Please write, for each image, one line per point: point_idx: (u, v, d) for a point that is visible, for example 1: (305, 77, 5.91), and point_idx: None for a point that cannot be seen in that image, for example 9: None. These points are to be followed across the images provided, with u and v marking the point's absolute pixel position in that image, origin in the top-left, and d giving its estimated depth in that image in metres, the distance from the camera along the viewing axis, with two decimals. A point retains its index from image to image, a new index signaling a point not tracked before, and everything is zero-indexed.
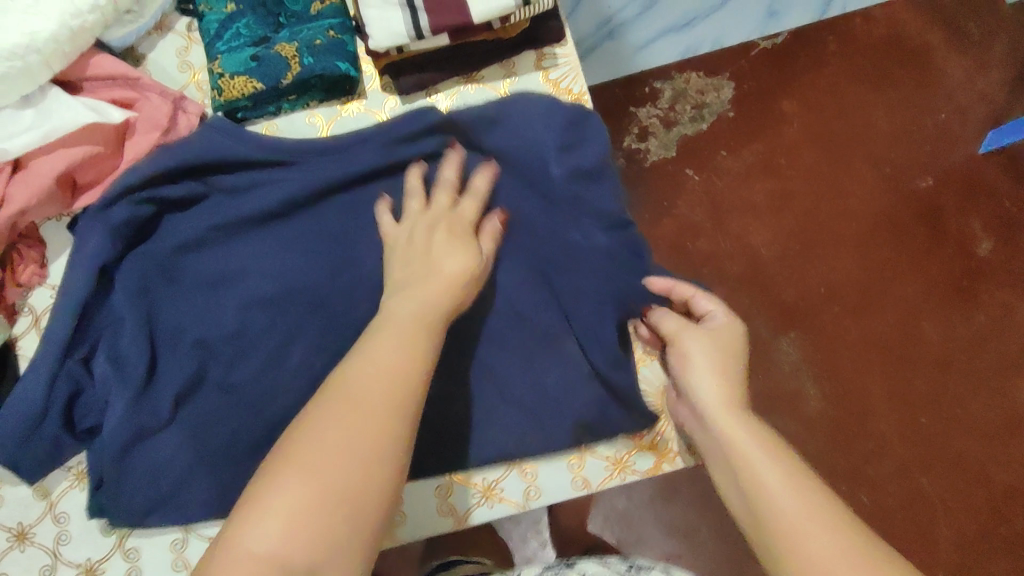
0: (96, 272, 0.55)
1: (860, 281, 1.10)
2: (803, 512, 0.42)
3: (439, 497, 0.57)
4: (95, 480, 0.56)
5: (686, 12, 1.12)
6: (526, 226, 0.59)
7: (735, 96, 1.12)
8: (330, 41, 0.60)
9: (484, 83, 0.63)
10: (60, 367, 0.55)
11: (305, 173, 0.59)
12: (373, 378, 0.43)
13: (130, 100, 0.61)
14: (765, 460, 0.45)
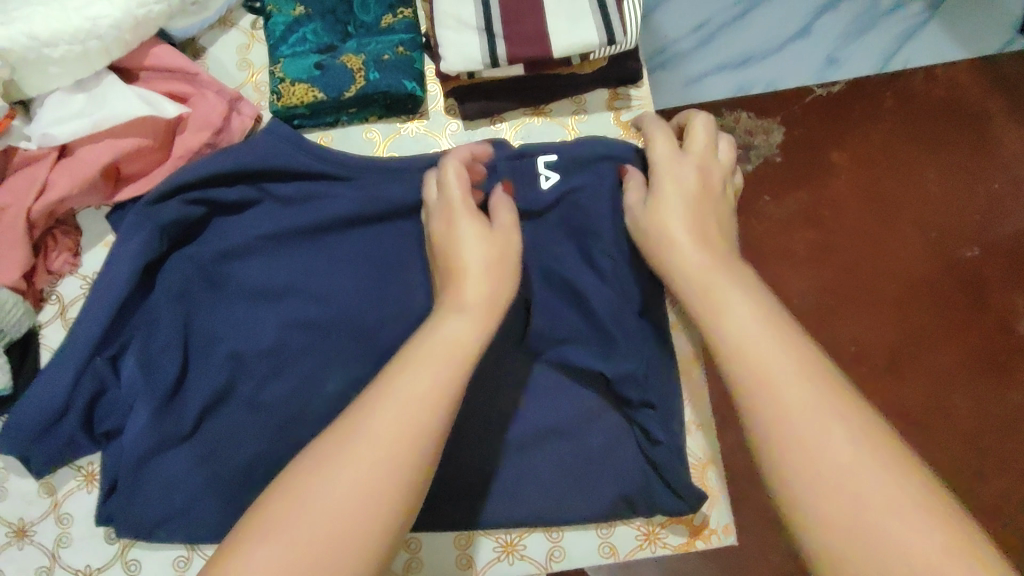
0: (140, 269, 0.54)
1: (892, 344, 1.06)
2: (828, 437, 0.36)
3: (459, 548, 0.55)
4: (108, 486, 0.54)
5: (743, 50, 1.09)
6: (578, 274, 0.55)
7: (787, 143, 1.09)
8: (398, 57, 0.58)
9: (552, 116, 0.61)
10: (85, 367, 0.53)
11: (363, 192, 0.58)
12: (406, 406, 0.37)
13: (185, 95, 0.59)
14: (785, 364, 0.38)
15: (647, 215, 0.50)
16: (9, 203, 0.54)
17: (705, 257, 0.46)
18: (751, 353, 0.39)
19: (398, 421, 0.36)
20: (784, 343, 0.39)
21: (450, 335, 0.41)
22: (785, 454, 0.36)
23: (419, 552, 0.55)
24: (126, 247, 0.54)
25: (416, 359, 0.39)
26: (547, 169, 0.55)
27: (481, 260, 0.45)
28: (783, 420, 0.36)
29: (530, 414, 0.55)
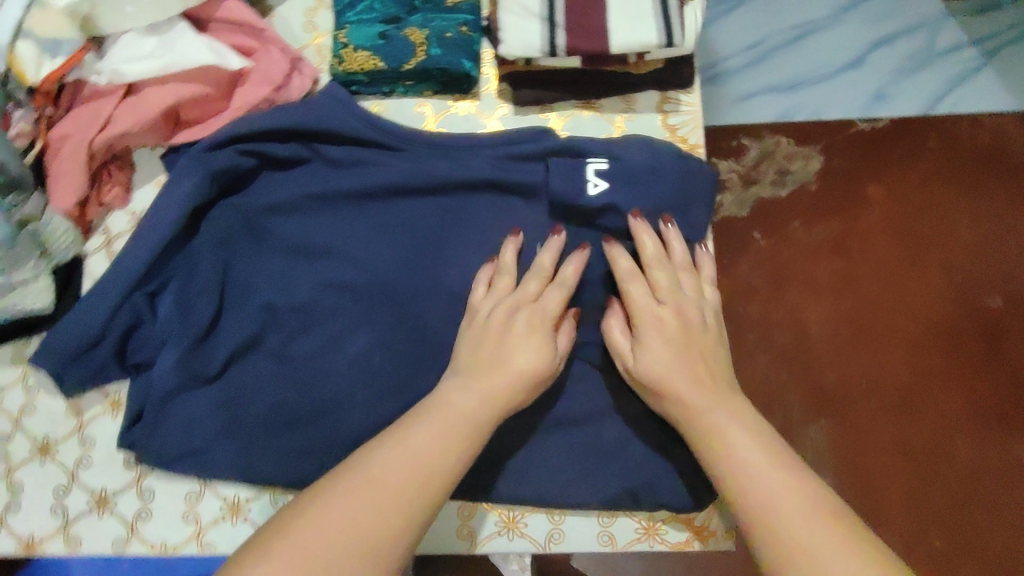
0: (188, 211, 0.56)
1: (904, 381, 1.05)
2: (779, 484, 0.44)
3: (461, 518, 0.56)
4: (133, 415, 0.55)
5: (792, 75, 1.10)
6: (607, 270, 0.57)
7: (823, 172, 1.09)
8: (460, 37, 0.60)
9: (602, 112, 0.62)
10: (124, 299, 0.55)
11: (410, 163, 0.59)
12: (403, 467, 0.44)
13: (250, 49, 0.60)
14: (745, 434, 0.48)
15: (639, 366, 0.52)
16: (71, 132, 0.56)
17: (667, 351, 0.52)
18: (711, 402, 0.50)
19: (414, 457, 0.45)
20: (738, 416, 0.49)
21: (465, 409, 0.49)
22: (754, 503, 0.44)
23: None
24: (178, 188, 0.56)
25: (435, 420, 0.47)
26: (596, 177, 0.57)
27: (524, 367, 0.51)
28: (750, 487, 0.45)
29: (549, 399, 0.56)
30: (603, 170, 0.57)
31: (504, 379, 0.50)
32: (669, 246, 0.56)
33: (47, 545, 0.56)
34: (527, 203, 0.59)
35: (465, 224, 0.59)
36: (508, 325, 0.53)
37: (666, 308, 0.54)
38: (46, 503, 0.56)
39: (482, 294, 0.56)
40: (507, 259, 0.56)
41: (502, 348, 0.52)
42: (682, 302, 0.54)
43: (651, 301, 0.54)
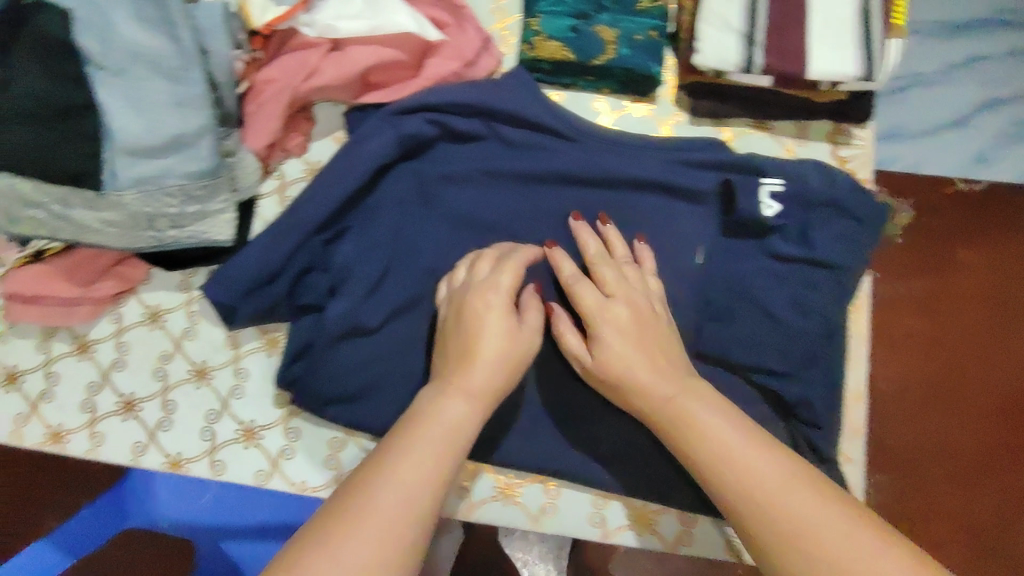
0: (372, 170, 0.58)
1: (966, 451, 0.88)
2: (820, 511, 0.40)
3: (597, 507, 0.63)
4: (296, 353, 0.58)
5: (944, 117, 0.84)
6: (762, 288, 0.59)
7: (915, 228, 0.88)
8: (650, 41, 0.61)
9: (773, 133, 0.63)
10: (304, 242, 0.57)
11: (583, 154, 0.61)
12: (393, 500, 0.39)
13: (443, 23, 0.62)
14: (750, 452, 0.44)
15: (599, 365, 0.51)
16: (275, 78, 0.58)
17: (624, 342, 0.51)
18: (702, 412, 0.47)
19: (406, 480, 0.40)
20: (726, 417, 0.46)
21: (450, 418, 0.45)
22: (777, 543, 0.40)
23: (561, 500, 0.63)
24: (367, 144, 0.58)
25: (421, 437, 0.43)
26: (769, 199, 0.58)
27: (493, 349, 0.48)
28: (773, 517, 0.40)
29: None
30: (778, 193, 0.59)
31: (476, 372, 0.47)
32: (612, 246, 0.57)
33: (192, 465, 0.59)
34: (692, 209, 0.60)
35: (625, 223, 0.61)
36: (481, 316, 0.50)
37: (620, 301, 0.52)
38: (196, 426, 0.60)
39: (445, 291, 0.55)
40: (462, 276, 0.54)
41: (478, 326, 0.49)
42: (632, 296, 0.53)
43: (603, 301, 0.52)
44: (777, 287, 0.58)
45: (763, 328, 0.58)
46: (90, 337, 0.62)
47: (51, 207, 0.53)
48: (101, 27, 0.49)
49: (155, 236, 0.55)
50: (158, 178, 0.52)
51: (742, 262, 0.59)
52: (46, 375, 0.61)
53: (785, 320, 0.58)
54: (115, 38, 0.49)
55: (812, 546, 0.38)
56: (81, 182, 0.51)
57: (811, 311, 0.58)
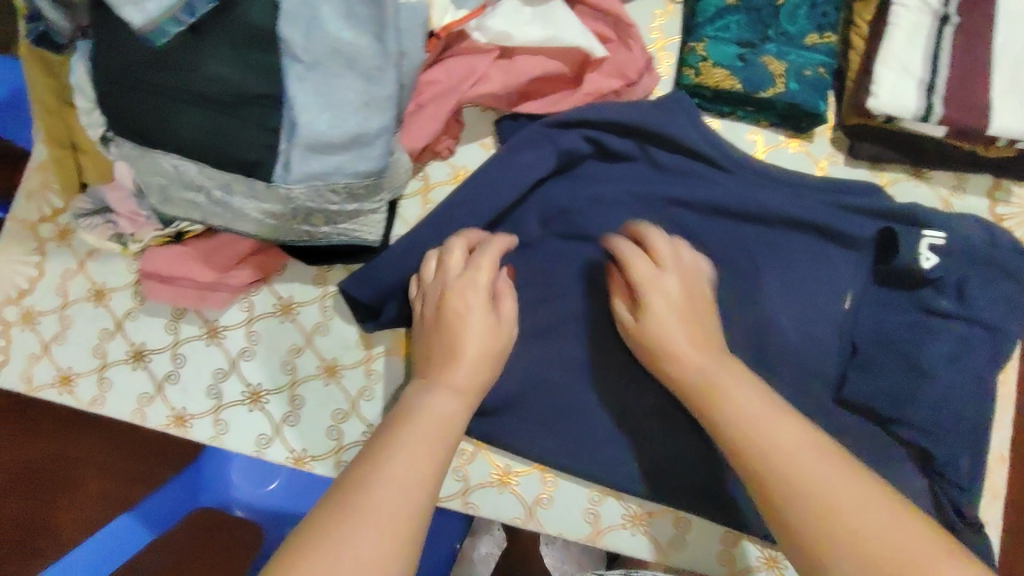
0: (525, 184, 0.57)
1: None
2: (816, 466, 0.38)
3: (724, 543, 0.59)
4: None
5: None
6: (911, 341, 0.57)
7: None
8: (818, 78, 0.60)
9: (930, 182, 0.62)
10: None
11: (735, 186, 0.60)
12: (389, 489, 0.38)
13: (606, 39, 0.61)
14: (795, 436, 0.40)
15: (637, 327, 0.50)
16: (438, 79, 0.57)
17: (677, 319, 0.48)
18: (732, 387, 0.44)
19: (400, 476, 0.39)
20: (754, 387, 0.44)
21: (440, 411, 0.45)
22: (786, 505, 0.38)
23: (686, 532, 0.59)
24: (518, 158, 0.58)
25: (415, 430, 0.43)
26: (929, 251, 0.57)
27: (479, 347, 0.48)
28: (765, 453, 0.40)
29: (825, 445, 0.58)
30: (939, 246, 0.57)
31: (461, 370, 0.47)
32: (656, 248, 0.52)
33: (316, 463, 0.60)
34: (845, 255, 0.59)
35: (775, 260, 0.59)
36: (463, 314, 0.50)
37: (673, 275, 0.50)
38: (324, 425, 0.60)
39: (433, 270, 0.54)
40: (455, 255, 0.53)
41: (461, 330, 0.49)
42: (685, 268, 0.51)
43: (653, 270, 0.50)
44: (929, 341, 0.56)
45: (900, 378, 0.56)
46: (221, 323, 0.62)
47: (212, 193, 0.51)
48: (304, 19, 0.48)
49: (307, 230, 0.55)
50: (327, 175, 0.50)
51: (888, 309, 0.58)
52: (173, 356, 0.61)
53: (933, 373, 0.55)
54: (318, 33, 0.48)
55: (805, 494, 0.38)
56: (253, 173, 0.50)
57: (964, 369, 0.55)
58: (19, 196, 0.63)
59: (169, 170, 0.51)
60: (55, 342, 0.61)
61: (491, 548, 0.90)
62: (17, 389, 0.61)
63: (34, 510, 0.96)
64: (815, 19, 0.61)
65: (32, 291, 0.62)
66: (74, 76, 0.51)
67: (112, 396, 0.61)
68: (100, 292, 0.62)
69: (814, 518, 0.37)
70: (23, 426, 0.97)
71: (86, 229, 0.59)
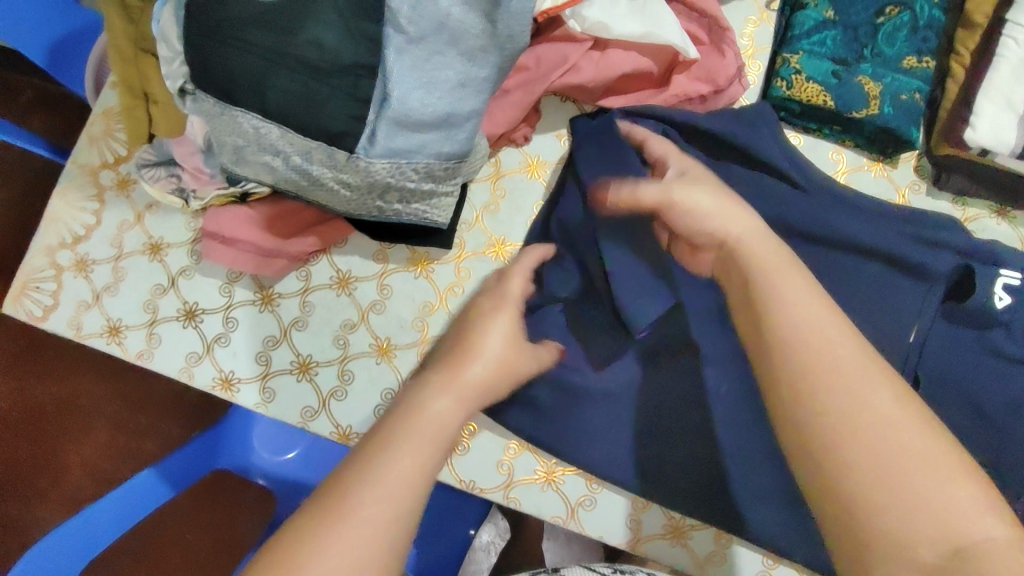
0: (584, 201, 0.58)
1: None
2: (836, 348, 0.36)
3: (763, 566, 0.57)
4: None
5: None
6: (971, 382, 0.54)
7: None
8: (913, 102, 0.58)
9: (1012, 222, 0.60)
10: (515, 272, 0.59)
11: (812, 205, 0.58)
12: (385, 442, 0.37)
13: (698, 40, 0.59)
14: (799, 294, 0.38)
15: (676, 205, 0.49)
16: (529, 65, 0.56)
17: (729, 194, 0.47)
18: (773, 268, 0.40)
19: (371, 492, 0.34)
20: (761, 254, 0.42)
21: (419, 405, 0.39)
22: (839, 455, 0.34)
23: (726, 550, 0.57)
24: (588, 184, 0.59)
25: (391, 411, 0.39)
26: (1002, 291, 0.54)
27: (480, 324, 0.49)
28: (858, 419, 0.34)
29: None
30: (1015, 286, 0.54)
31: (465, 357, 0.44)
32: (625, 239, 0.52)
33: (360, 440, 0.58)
34: (910, 284, 0.56)
35: (843, 278, 0.57)
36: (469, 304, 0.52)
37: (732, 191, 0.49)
38: (372, 402, 0.59)
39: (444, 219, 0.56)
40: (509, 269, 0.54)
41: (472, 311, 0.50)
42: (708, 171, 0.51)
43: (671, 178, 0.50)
44: (997, 385, 0.54)
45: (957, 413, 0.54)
46: (276, 290, 0.61)
47: (291, 158, 0.50)
48: None
49: (379, 206, 0.54)
50: (410, 153, 0.50)
51: (955, 350, 0.55)
52: (225, 319, 0.60)
53: (996, 420, 0.53)
54: (429, 8, 0.48)
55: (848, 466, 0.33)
56: (336, 143, 0.48)
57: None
58: (82, 141, 0.62)
59: (248, 131, 0.49)
60: (106, 293, 0.60)
61: (493, 538, 0.84)
62: (64, 335, 0.60)
63: (46, 453, 0.96)
64: (915, 42, 0.59)
65: (87, 238, 0.61)
66: (158, 24, 0.50)
67: (159, 352, 0.59)
68: (155, 246, 0.61)
69: (868, 481, 0.32)
70: (41, 368, 0.96)
71: (149, 180, 0.58)
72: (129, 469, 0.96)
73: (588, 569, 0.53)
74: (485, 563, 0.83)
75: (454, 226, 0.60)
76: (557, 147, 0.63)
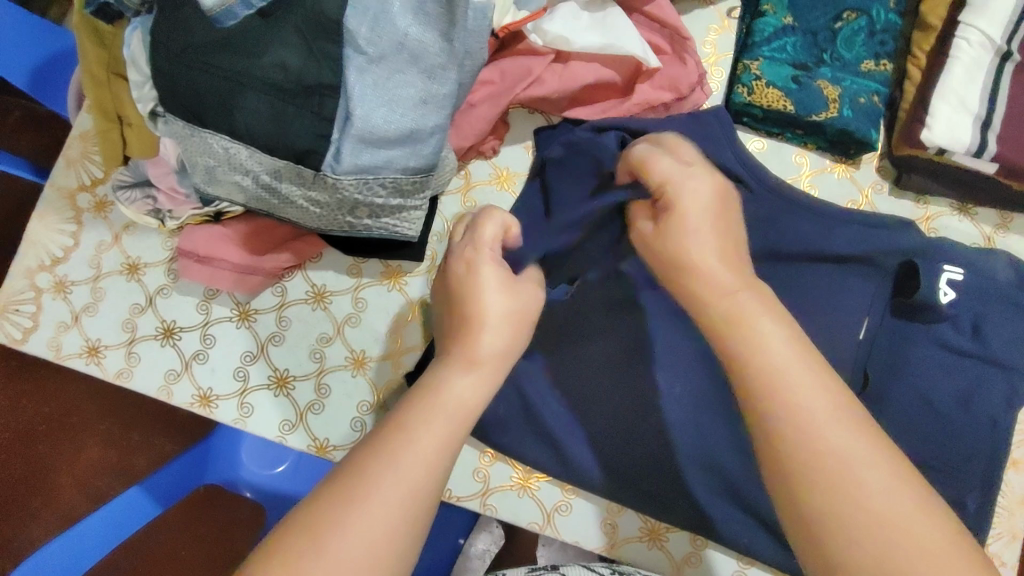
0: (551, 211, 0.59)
1: None
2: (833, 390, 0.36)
3: (737, 564, 0.58)
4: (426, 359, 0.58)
5: None
6: (930, 377, 0.56)
7: None
8: (871, 105, 0.59)
9: (974, 219, 0.62)
10: None
11: (772, 209, 0.59)
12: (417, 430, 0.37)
13: (659, 50, 0.61)
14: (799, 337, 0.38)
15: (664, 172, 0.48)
16: (493, 79, 0.57)
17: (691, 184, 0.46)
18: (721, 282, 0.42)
19: (403, 476, 0.34)
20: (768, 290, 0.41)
21: (458, 389, 0.40)
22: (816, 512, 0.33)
23: (701, 550, 0.58)
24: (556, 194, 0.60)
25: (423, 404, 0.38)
26: (947, 286, 0.56)
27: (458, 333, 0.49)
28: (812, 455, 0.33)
29: None
30: (956, 281, 0.56)
31: None
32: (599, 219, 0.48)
33: (338, 453, 0.59)
34: (868, 283, 0.57)
35: (801, 285, 0.58)
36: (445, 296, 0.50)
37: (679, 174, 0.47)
38: (348, 415, 0.60)
39: (414, 230, 0.57)
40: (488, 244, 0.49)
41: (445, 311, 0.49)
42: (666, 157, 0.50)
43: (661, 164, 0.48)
44: (941, 377, 0.56)
45: (920, 408, 0.55)
46: (252, 306, 0.61)
47: (260, 177, 0.51)
48: (375, 13, 0.49)
49: (349, 221, 0.55)
50: (378, 169, 0.51)
51: (909, 346, 0.56)
52: (203, 336, 0.61)
53: (946, 412, 0.55)
54: (388, 28, 0.49)
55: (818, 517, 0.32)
56: (303, 161, 0.50)
57: (978, 410, 0.55)
58: (59, 164, 0.63)
59: (218, 151, 0.50)
60: (86, 313, 0.61)
61: (488, 545, 0.84)
62: (44, 356, 0.60)
63: (37, 471, 0.96)
64: (873, 46, 0.61)
65: (66, 260, 0.62)
66: (128, 49, 0.51)
67: (139, 370, 0.60)
68: (133, 267, 0.62)
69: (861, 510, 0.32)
70: (30, 387, 0.97)
71: (125, 203, 0.59)
72: (120, 484, 0.97)
73: (588, 569, 0.55)
74: (479, 571, 0.82)
75: (424, 238, 0.60)
76: (525, 159, 0.64)
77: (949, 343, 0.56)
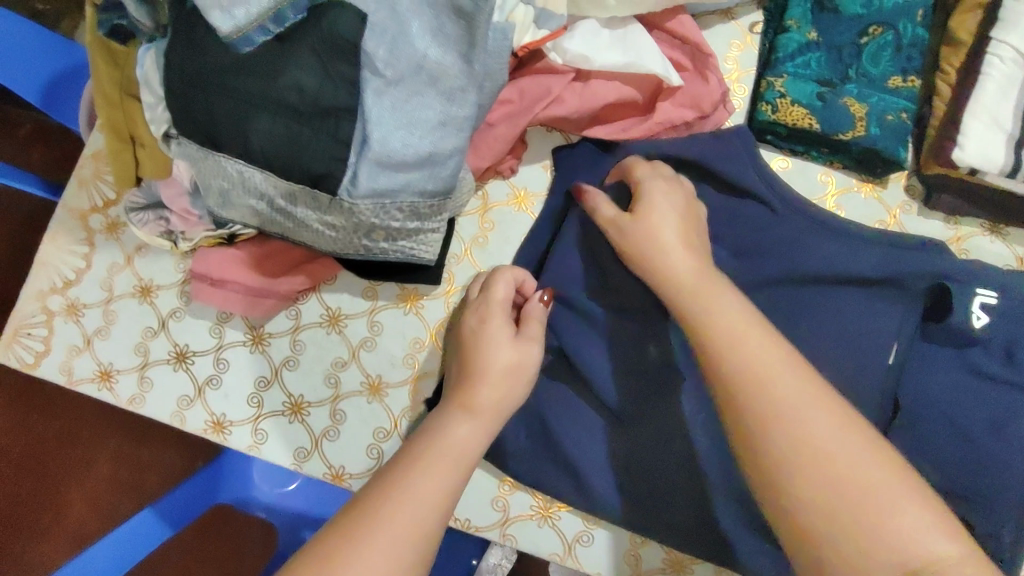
0: (570, 231, 0.58)
1: None
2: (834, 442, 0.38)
3: None
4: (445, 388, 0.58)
5: None
6: (962, 405, 0.54)
7: None
8: (900, 122, 0.58)
9: (1006, 239, 0.60)
10: None
11: (796, 233, 0.58)
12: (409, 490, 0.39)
13: (681, 67, 0.59)
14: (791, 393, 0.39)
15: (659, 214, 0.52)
16: (512, 98, 0.56)
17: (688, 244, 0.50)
18: None
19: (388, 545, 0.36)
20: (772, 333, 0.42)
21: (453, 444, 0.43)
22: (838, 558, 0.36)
23: None
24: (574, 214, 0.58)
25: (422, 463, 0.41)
26: (980, 310, 0.54)
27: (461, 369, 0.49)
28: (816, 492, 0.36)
29: None
30: (991, 305, 0.54)
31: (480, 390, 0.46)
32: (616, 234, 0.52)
33: (354, 481, 0.58)
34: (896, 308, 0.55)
35: (827, 310, 0.56)
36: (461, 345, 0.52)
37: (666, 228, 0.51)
38: (364, 442, 0.59)
39: (432, 254, 0.55)
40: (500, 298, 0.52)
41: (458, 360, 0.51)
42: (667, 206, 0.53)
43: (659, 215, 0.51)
44: (973, 405, 0.54)
45: (951, 436, 0.53)
46: (266, 330, 0.60)
47: (275, 201, 0.50)
48: (393, 35, 0.48)
49: (365, 245, 0.54)
50: (395, 193, 0.50)
51: (939, 373, 0.55)
52: (216, 360, 0.60)
53: (979, 442, 0.53)
54: (406, 49, 0.48)
55: (838, 553, 0.36)
56: (319, 185, 0.48)
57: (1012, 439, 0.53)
58: (71, 184, 0.62)
59: (232, 175, 0.49)
60: (97, 336, 0.60)
61: (501, 560, 0.81)
62: (55, 380, 0.60)
63: (48, 491, 0.95)
64: (900, 62, 0.59)
65: (77, 283, 0.61)
66: (141, 69, 0.50)
67: (151, 396, 0.59)
68: (146, 289, 0.61)
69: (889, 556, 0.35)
70: (40, 406, 0.96)
71: (137, 225, 0.58)
72: (132, 503, 0.96)
73: None
74: None
75: (440, 261, 0.59)
76: (543, 178, 0.63)
77: (981, 369, 0.54)
